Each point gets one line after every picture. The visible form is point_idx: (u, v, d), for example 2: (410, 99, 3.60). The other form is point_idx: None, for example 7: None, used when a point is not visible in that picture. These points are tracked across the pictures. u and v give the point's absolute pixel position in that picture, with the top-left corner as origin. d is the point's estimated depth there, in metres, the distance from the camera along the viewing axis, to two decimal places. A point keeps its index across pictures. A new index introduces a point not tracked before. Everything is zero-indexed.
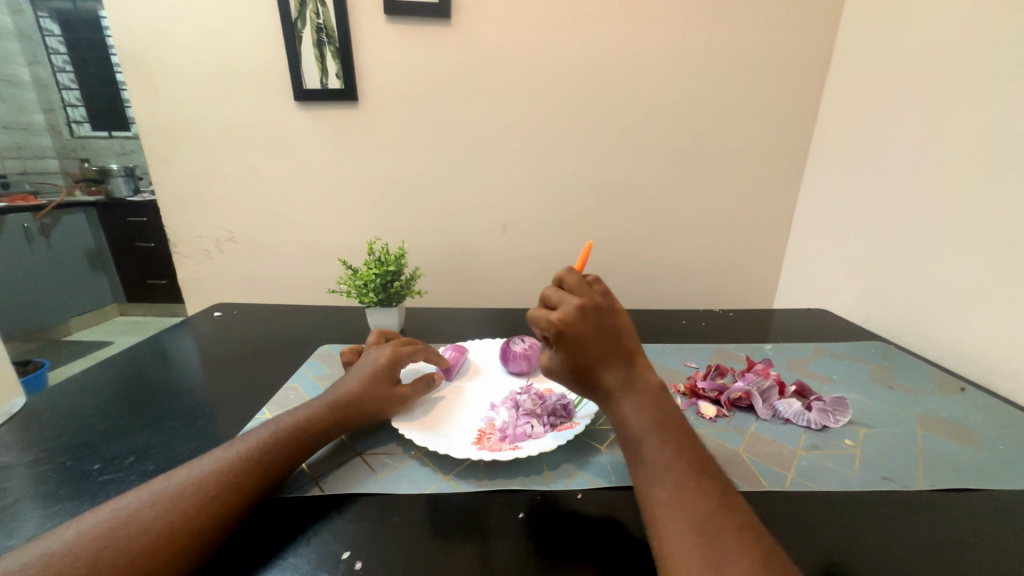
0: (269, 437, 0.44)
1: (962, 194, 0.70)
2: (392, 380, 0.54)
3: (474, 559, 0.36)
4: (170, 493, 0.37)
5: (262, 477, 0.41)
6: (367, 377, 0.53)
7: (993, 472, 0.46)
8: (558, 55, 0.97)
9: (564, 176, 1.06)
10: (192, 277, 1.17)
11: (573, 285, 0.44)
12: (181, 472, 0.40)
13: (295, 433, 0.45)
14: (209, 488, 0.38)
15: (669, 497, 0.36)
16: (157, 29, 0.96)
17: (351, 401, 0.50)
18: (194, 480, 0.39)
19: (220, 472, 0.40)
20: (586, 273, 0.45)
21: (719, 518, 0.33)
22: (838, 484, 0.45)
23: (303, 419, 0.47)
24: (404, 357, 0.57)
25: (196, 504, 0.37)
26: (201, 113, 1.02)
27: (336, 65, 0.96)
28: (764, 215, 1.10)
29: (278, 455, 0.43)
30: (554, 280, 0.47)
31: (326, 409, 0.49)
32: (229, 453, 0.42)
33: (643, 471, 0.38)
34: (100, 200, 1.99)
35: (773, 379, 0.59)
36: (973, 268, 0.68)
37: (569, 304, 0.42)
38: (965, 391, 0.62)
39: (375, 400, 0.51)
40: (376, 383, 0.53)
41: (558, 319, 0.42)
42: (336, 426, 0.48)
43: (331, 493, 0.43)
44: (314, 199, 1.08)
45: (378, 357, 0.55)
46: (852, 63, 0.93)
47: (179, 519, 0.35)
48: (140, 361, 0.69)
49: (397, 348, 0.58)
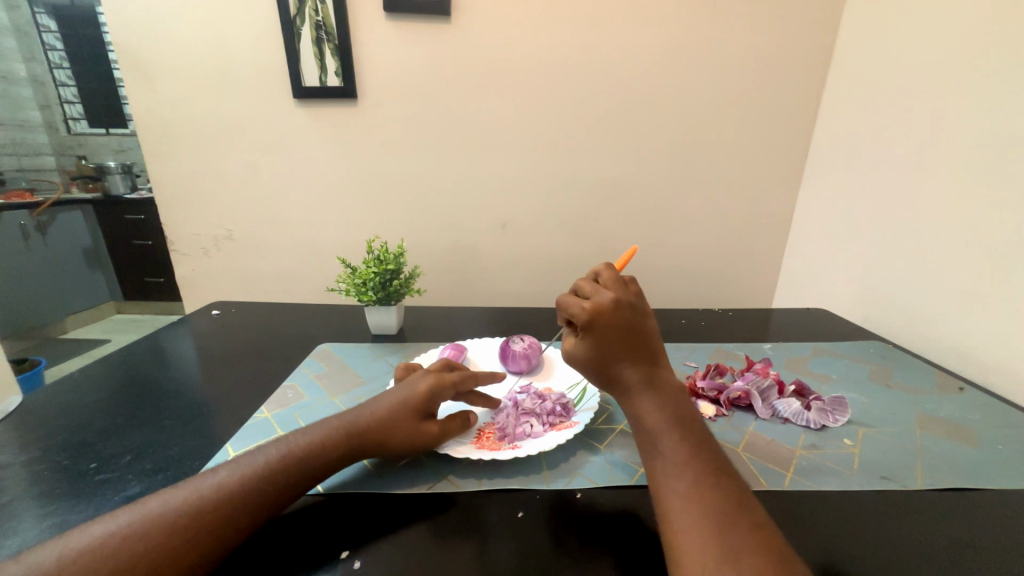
0: (278, 459, 0.41)
1: (963, 194, 0.69)
2: (423, 416, 0.47)
3: (473, 559, 0.36)
4: (195, 500, 0.37)
5: (260, 504, 0.38)
6: (395, 406, 0.47)
7: (992, 471, 0.47)
8: (559, 53, 0.96)
9: (564, 175, 1.06)
10: (189, 275, 1.17)
11: (608, 281, 0.46)
12: (209, 477, 0.39)
13: (306, 458, 0.42)
14: (202, 516, 0.36)
15: (684, 491, 0.36)
16: (155, 27, 0.95)
17: (372, 428, 0.45)
18: (186, 503, 0.36)
19: (222, 490, 0.38)
20: (621, 272, 0.47)
21: (733, 516, 0.33)
22: (838, 484, 0.45)
23: (318, 440, 0.43)
24: (444, 390, 0.49)
25: (186, 533, 0.35)
26: (199, 110, 1.01)
27: (335, 63, 0.96)
28: (763, 215, 1.10)
29: (299, 470, 0.41)
30: (588, 276, 0.48)
31: (339, 436, 0.44)
32: (258, 460, 0.40)
33: (658, 464, 0.39)
34: (96, 197, 1.95)
35: (772, 378, 0.59)
36: (972, 269, 0.68)
37: (603, 296, 0.44)
38: (963, 390, 0.63)
39: (397, 433, 0.45)
40: (403, 416, 0.46)
41: (591, 307, 0.43)
42: (351, 453, 0.44)
43: (331, 512, 0.41)
44: (312, 197, 1.08)
45: (414, 386, 0.49)
46: (851, 63, 0.93)
47: (163, 550, 0.34)
48: (137, 360, 0.68)
49: (440, 377, 0.50)
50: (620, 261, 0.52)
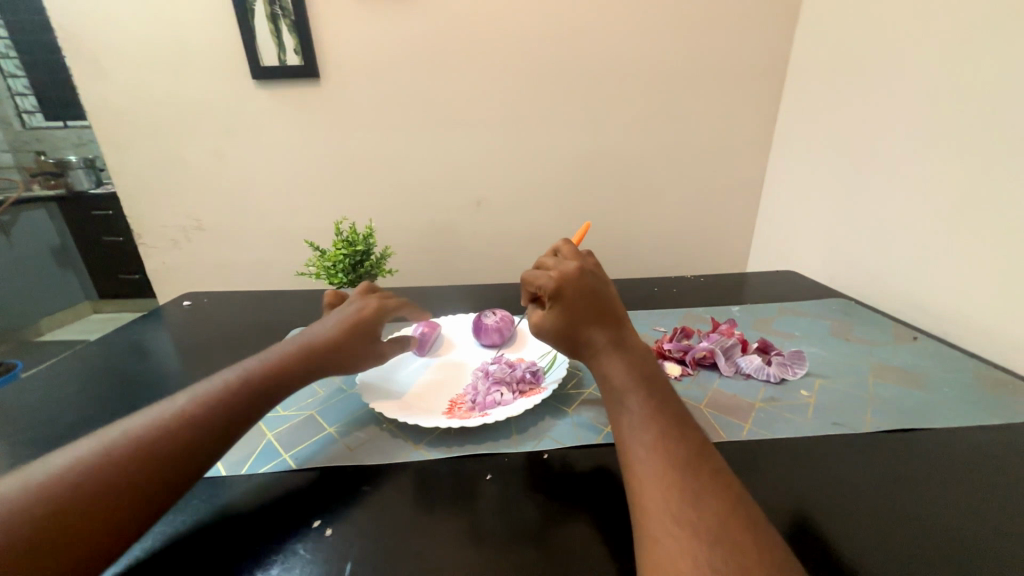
0: (230, 385, 0.43)
1: (920, 149, 0.71)
2: (370, 336, 0.53)
3: (442, 521, 0.38)
4: (160, 423, 0.39)
5: (220, 428, 0.40)
6: (342, 330, 0.51)
7: (935, 411, 0.50)
8: (525, 22, 0.94)
9: (536, 148, 1.05)
10: (160, 269, 1.15)
11: (570, 254, 0.49)
12: (172, 403, 0.41)
13: (260, 384, 0.45)
14: (154, 452, 0.37)
15: (649, 441, 0.37)
16: (99, 10, 0.91)
17: (323, 349, 0.50)
18: (130, 438, 0.37)
19: (185, 415, 0.40)
20: (579, 246, 0.51)
21: (694, 462, 0.35)
22: (791, 431, 0.47)
23: (259, 368, 0.46)
24: (387, 314, 0.55)
25: (140, 464, 0.36)
26: (155, 96, 0.97)
27: (293, 40, 0.92)
28: (735, 180, 1.11)
29: (251, 399, 0.43)
30: (550, 252, 0.51)
31: (295, 360, 0.48)
32: (216, 386, 0.43)
33: (625, 418, 0.40)
34: (61, 194, 1.74)
35: (735, 338, 0.61)
36: (928, 222, 0.70)
37: (567, 265, 0.46)
38: (915, 339, 0.66)
39: (348, 352, 0.51)
40: (351, 338, 0.51)
41: (557, 275, 0.45)
42: (306, 371, 0.48)
43: (302, 479, 0.43)
44: (281, 182, 1.05)
45: (358, 311, 0.53)
46: (816, 22, 0.92)
47: (124, 476, 0.35)
48: (108, 353, 0.68)
49: (383, 303, 0.55)
50: (578, 236, 0.56)
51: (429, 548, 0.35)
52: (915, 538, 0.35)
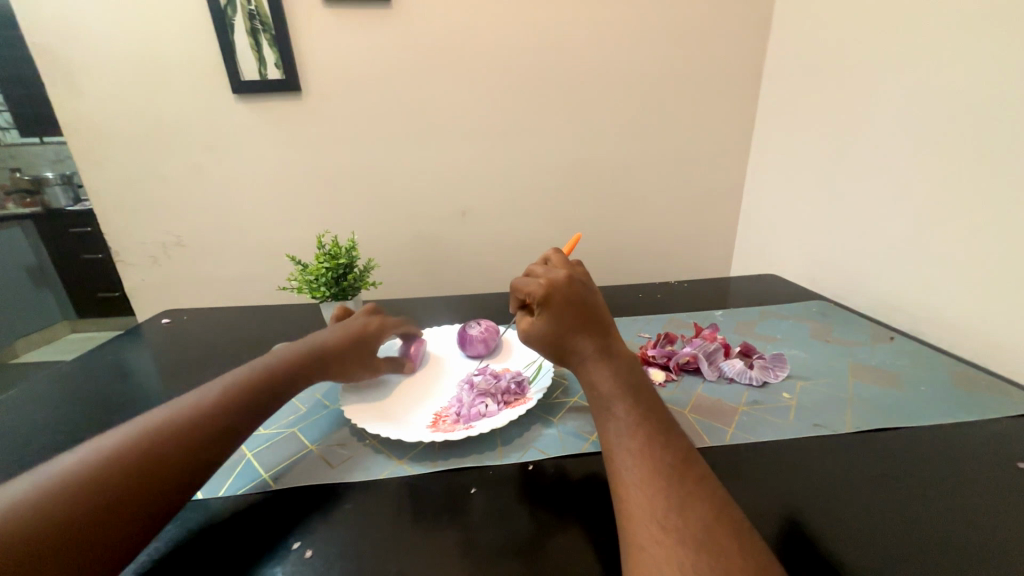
0: (220, 397, 0.44)
1: (890, 153, 0.73)
2: (367, 345, 0.56)
3: (425, 538, 0.37)
4: (146, 434, 0.39)
5: (207, 441, 0.40)
6: (342, 336, 0.55)
7: (912, 410, 0.51)
8: (506, 35, 0.95)
9: (520, 158, 1.06)
10: (141, 285, 1.12)
11: (559, 263, 0.50)
12: (161, 413, 0.41)
13: (250, 397, 0.45)
14: (126, 471, 0.36)
15: (635, 448, 0.37)
16: (76, 26, 0.90)
17: (323, 354, 0.53)
18: (99, 457, 0.36)
19: (171, 428, 0.40)
20: (569, 255, 0.51)
21: (680, 469, 0.35)
22: (773, 434, 0.47)
23: (239, 382, 0.46)
24: (386, 329, 0.59)
25: (122, 475, 0.35)
26: (134, 111, 0.96)
27: (274, 54, 0.92)
28: (717, 185, 1.13)
29: (238, 414, 0.43)
30: (539, 261, 0.51)
31: (293, 366, 0.50)
32: (206, 398, 0.43)
33: (612, 425, 0.40)
34: (37, 211, 1.61)
35: (718, 342, 0.61)
36: (900, 224, 0.72)
37: (556, 274, 0.47)
38: (893, 339, 0.67)
39: (344, 357, 0.54)
40: (349, 344, 0.54)
41: (545, 283, 0.45)
42: (306, 373, 0.51)
43: (282, 499, 0.41)
44: (264, 196, 1.04)
45: (361, 323, 0.57)
46: (788, 33, 0.95)
47: (103, 489, 0.34)
48: (84, 373, 0.66)
49: (384, 319, 0.59)
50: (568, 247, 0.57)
51: (413, 567, 0.35)
52: (896, 537, 0.36)
